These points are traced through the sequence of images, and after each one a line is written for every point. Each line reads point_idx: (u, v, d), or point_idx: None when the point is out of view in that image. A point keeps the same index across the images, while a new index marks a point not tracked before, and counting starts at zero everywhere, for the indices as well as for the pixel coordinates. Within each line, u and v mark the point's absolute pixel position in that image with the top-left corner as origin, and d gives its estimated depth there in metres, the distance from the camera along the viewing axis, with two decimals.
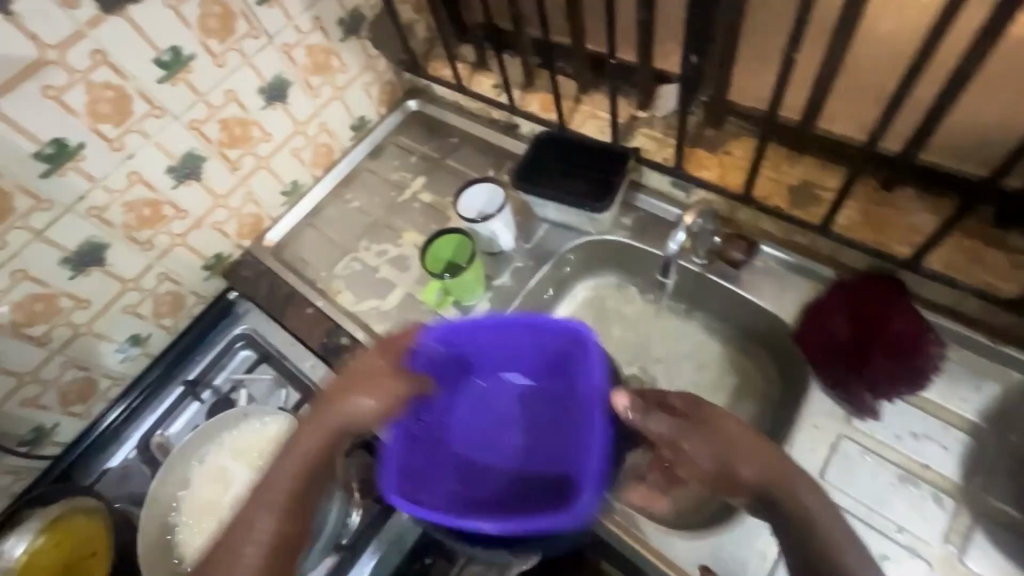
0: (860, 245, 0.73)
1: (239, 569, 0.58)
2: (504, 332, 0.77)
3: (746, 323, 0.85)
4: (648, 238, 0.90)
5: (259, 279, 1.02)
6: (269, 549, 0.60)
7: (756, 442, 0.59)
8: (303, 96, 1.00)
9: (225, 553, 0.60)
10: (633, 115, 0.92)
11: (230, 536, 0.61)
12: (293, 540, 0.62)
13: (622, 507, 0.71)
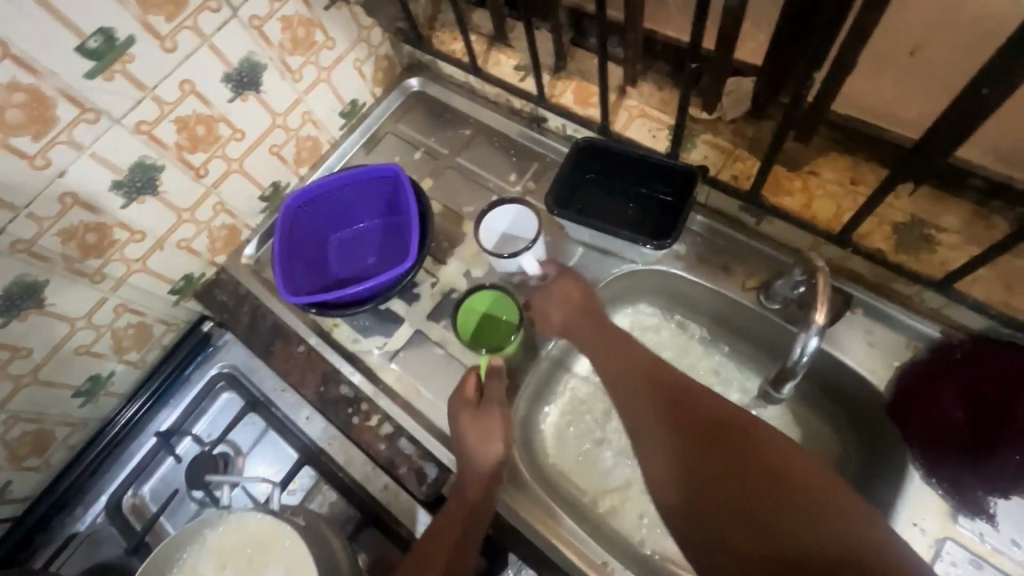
0: (983, 307, 0.60)
1: None
2: (342, 191, 0.83)
3: (831, 384, 0.69)
4: (708, 272, 0.74)
5: (239, 305, 0.86)
6: None
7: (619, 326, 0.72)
8: (281, 81, 0.80)
9: None
10: (694, 118, 0.75)
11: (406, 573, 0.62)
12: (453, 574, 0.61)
13: None
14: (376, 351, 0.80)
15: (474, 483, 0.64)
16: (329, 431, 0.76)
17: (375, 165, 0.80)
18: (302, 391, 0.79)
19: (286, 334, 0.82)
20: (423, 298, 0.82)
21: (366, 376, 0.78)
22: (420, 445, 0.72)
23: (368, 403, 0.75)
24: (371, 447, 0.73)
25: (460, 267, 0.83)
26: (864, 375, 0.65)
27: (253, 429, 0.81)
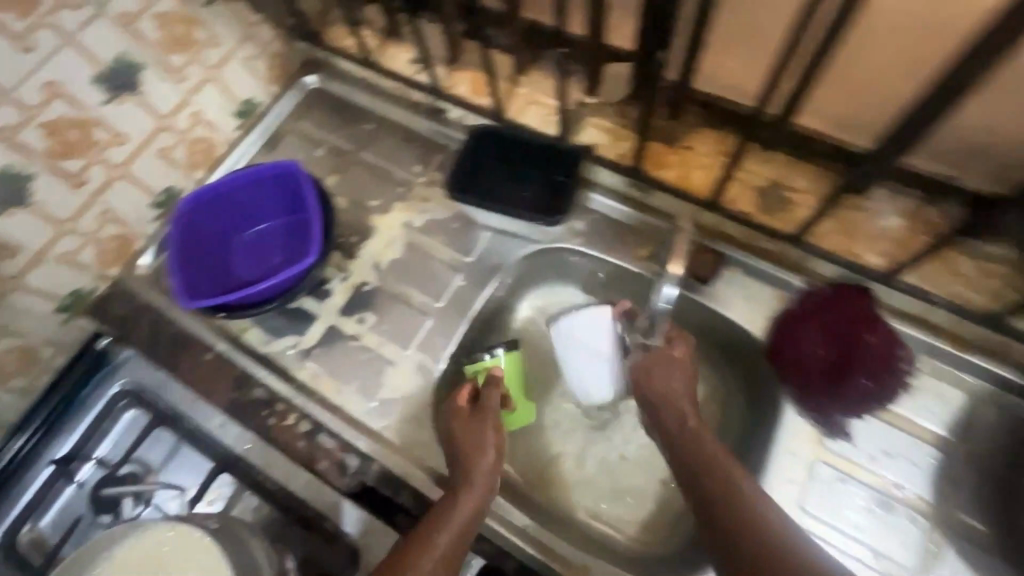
0: (831, 257, 0.68)
1: None
2: (240, 191, 0.81)
3: (719, 338, 0.76)
4: (605, 245, 0.79)
5: (138, 319, 0.82)
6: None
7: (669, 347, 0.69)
8: (162, 81, 0.77)
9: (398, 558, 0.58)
10: (581, 102, 0.79)
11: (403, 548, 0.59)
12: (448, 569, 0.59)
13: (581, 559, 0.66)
14: (289, 352, 0.79)
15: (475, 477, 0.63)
16: (245, 436, 0.74)
17: (271, 164, 0.80)
18: (213, 399, 0.76)
19: (192, 343, 0.79)
20: (335, 295, 0.82)
21: (281, 377, 0.77)
22: (340, 438, 0.72)
23: (284, 403, 0.74)
24: (290, 446, 0.72)
25: (370, 260, 0.84)
26: (742, 326, 0.72)
27: (163, 444, 0.78)
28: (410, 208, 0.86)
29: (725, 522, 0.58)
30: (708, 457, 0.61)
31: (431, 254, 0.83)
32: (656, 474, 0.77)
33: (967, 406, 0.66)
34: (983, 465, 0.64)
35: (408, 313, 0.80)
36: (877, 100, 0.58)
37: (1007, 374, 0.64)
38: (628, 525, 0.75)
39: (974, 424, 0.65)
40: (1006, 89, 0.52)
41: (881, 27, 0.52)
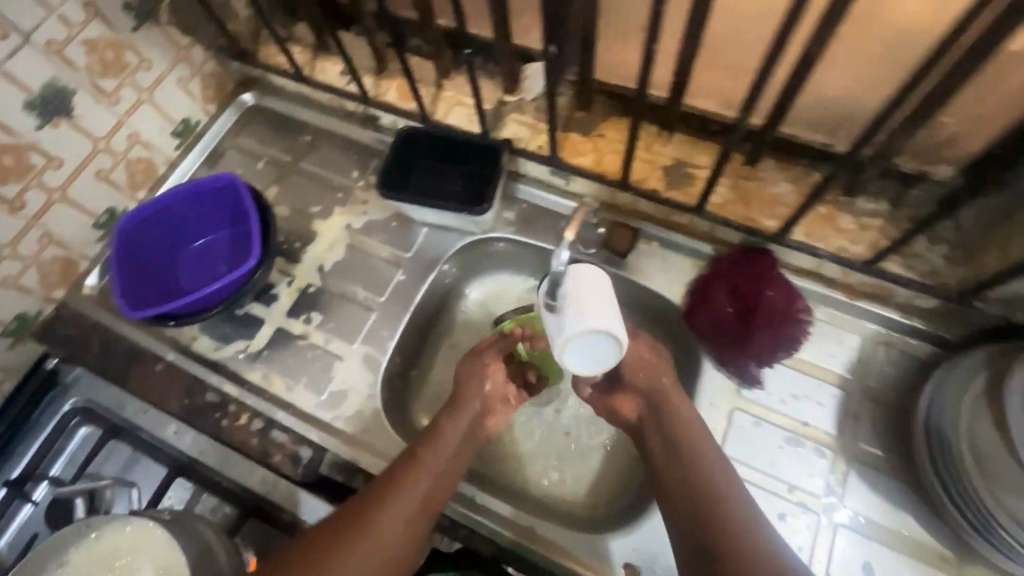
0: (732, 223, 0.75)
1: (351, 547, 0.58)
2: (180, 205, 0.84)
3: (646, 309, 0.82)
4: (534, 231, 0.85)
5: (86, 338, 0.84)
6: (418, 505, 0.62)
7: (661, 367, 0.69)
8: (95, 106, 0.80)
9: (388, 483, 0.63)
10: (501, 101, 0.85)
11: (390, 477, 0.64)
12: (433, 501, 0.63)
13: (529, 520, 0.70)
14: (240, 356, 0.82)
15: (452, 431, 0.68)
16: (199, 440, 0.77)
17: (209, 176, 0.83)
18: (165, 407, 0.79)
19: (141, 356, 0.81)
20: (282, 299, 0.85)
21: (232, 380, 0.80)
22: (292, 431, 0.75)
23: (236, 404, 0.77)
24: (244, 444, 0.75)
25: (314, 263, 0.87)
26: (663, 294, 0.79)
27: (118, 456, 0.79)
28: (350, 211, 0.90)
29: (699, 506, 0.59)
30: (691, 443, 0.63)
31: (372, 253, 0.87)
32: (599, 443, 0.81)
33: (861, 347, 0.74)
34: (878, 397, 0.71)
35: (353, 310, 0.84)
36: (745, 76, 0.67)
37: (889, 314, 0.73)
38: (575, 492, 0.79)
39: (868, 362, 0.73)
40: (841, 50, 0.59)
41: (737, 8, 0.61)
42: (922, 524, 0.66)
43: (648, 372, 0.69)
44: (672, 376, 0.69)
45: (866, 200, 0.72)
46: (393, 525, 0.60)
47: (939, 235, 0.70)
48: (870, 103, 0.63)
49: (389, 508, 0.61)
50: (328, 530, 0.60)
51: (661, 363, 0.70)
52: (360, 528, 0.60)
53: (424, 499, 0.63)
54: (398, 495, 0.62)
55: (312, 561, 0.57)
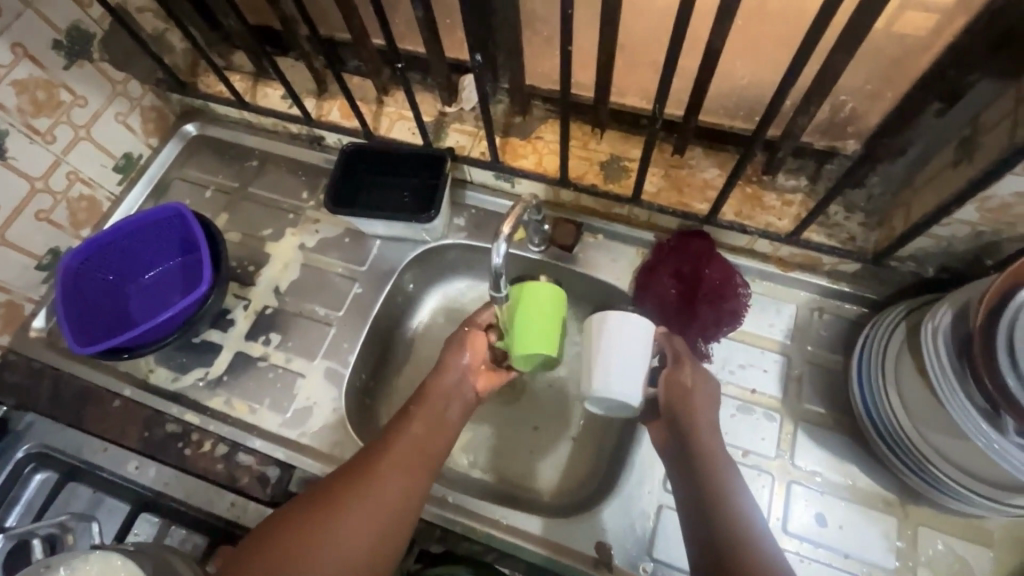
0: (668, 210, 0.79)
1: (353, 507, 0.58)
2: (128, 238, 0.84)
3: (598, 299, 0.86)
4: (485, 235, 0.87)
5: (37, 381, 0.82)
6: (415, 456, 0.63)
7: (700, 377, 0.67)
8: (30, 146, 0.79)
9: (381, 445, 0.63)
10: (441, 112, 0.88)
11: (380, 440, 0.64)
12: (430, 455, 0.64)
13: (500, 513, 0.72)
14: (200, 383, 0.82)
15: (437, 394, 0.69)
16: (163, 473, 0.76)
17: (155, 208, 0.83)
18: (125, 443, 0.78)
19: (97, 394, 0.80)
20: (239, 323, 0.85)
21: (193, 409, 0.80)
22: (258, 452, 0.76)
23: (198, 432, 0.77)
24: (209, 470, 0.75)
25: (269, 285, 0.88)
26: (611, 283, 0.82)
27: (79, 500, 0.77)
28: (302, 231, 0.91)
29: (704, 516, 0.57)
30: (709, 454, 0.61)
31: (327, 270, 0.88)
32: (567, 433, 0.83)
33: (796, 314, 0.79)
34: (816, 359, 0.77)
35: (312, 327, 0.84)
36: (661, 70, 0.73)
37: (819, 282, 0.79)
38: (546, 483, 0.80)
39: (804, 328, 0.78)
40: (737, 40, 0.66)
41: (645, 8, 0.66)
42: (865, 472, 0.71)
43: (680, 396, 0.65)
44: (709, 406, 0.65)
45: (786, 177, 0.78)
46: (394, 477, 0.61)
47: (854, 203, 0.76)
48: (776, 79, 0.68)
49: (388, 465, 0.61)
50: (330, 495, 0.59)
51: (711, 380, 0.67)
52: (362, 486, 0.60)
53: (408, 472, 0.62)
54: (378, 470, 0.61)
55: (294, 538, 0.56)
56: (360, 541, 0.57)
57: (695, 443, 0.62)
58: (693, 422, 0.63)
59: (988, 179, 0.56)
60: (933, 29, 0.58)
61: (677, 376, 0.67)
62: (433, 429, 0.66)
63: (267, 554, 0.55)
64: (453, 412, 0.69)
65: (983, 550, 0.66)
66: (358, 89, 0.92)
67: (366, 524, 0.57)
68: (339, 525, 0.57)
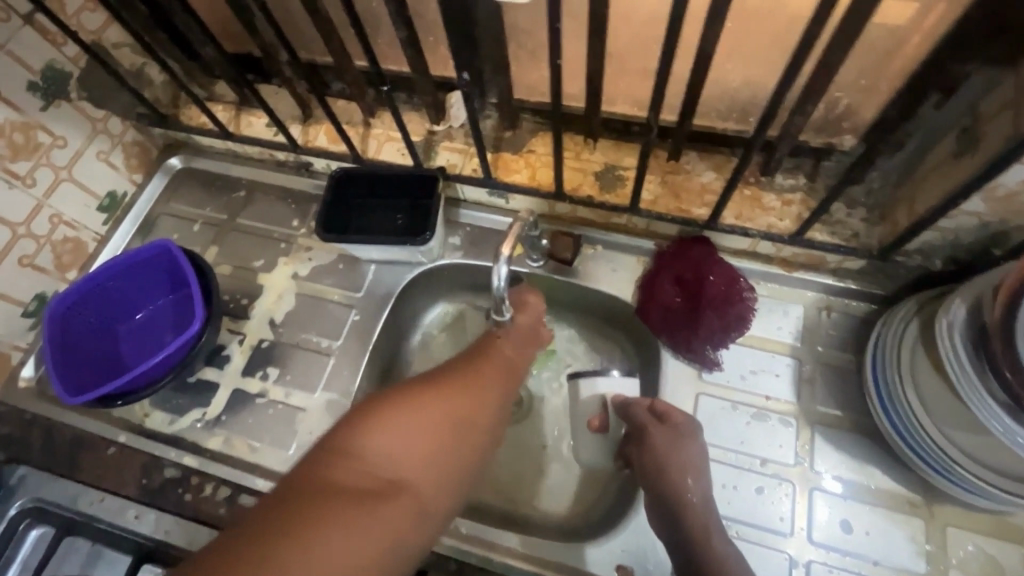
0: (667, 216, 0.78)
1: (475, 394, 0.57)
2: (115, 279, 0.81)
3: (601, 310, 0.85)
4: (481, 253, 0.86)
5: (27, 433, 0.80)
6: (511, 367, 0.63)
7: (679, 443, 0.65)
8: (9, 191, 0.77)
9: (482, 353, 0.63)
10: (429, 131, 0.87)
11: (479, 350, 0.64)
12: (519, 371, 0.65)
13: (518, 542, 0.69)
14: (198, 425, 0.79)
15: (522, 328, 0.68)
16: (164, 520, 0.73)
17: (142, 246, 0.80)
18: (123, 491, 0.75)
19: (91, 442, 0.78)
20: (235, 359, 0.83)
21: (193, 452, 0.77)
22: (261, 493, 0.73)
23: (198, 476, 0.75)
24: (211, 515, 0.73)
25: (264, 318, 0.85)
26: (614, 294, 0.81)
27: (77, 555, 0.76)
28: (294, 259, 0.89)
29: None
30: (699, 523, 0.60)
31: (322, 298, 0.86)
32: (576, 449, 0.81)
33: (804, 315, 0.78)
34: (828, 360, 0.75)
35: (311, 358, 0.82)
36: (653, 76, 0.72)
37: (824, 280, 0.77)
38: (560, 503, 0.78)
39: (814, 328, 0.77)
40: (729, 43, 0.65)
41: (633, 16, 0.65)
42: (886, 473, 0.69)
43: (654, 469, 0.64)
44: (691, 479, 0.63)
45: (784, 176, 0.77)
46: (502, 382, 0.60)
47: (854, 199, 0.75)
48: (770, 77, 0.67)
49: (497, 367, 0.62)
50: (451, 377, 0.57)
51: (694, 443, 0.65)
52: (480, 378, 0.59)
53: (504, 385, 0.61)
54: (483, 373, 0.60)
55: (422, 399, 0.52)
56: (474, 430, 0.54)
57: (680, 514, 0.61)
58: (679, 496, 0.62)
59: (993, 170, 0.54)
60: (925, 19, 0.57)
61: (650, 442, 0.65)
62: (520, 347, 0.67)
63: (394, 413, 0.50)
64: (531, 337, 0.69)
65: (1014, 548, 0.64)
66: (343, 113, 0.90)
67: (484, 411, 0.56)
68: (464, 402, 0.55)
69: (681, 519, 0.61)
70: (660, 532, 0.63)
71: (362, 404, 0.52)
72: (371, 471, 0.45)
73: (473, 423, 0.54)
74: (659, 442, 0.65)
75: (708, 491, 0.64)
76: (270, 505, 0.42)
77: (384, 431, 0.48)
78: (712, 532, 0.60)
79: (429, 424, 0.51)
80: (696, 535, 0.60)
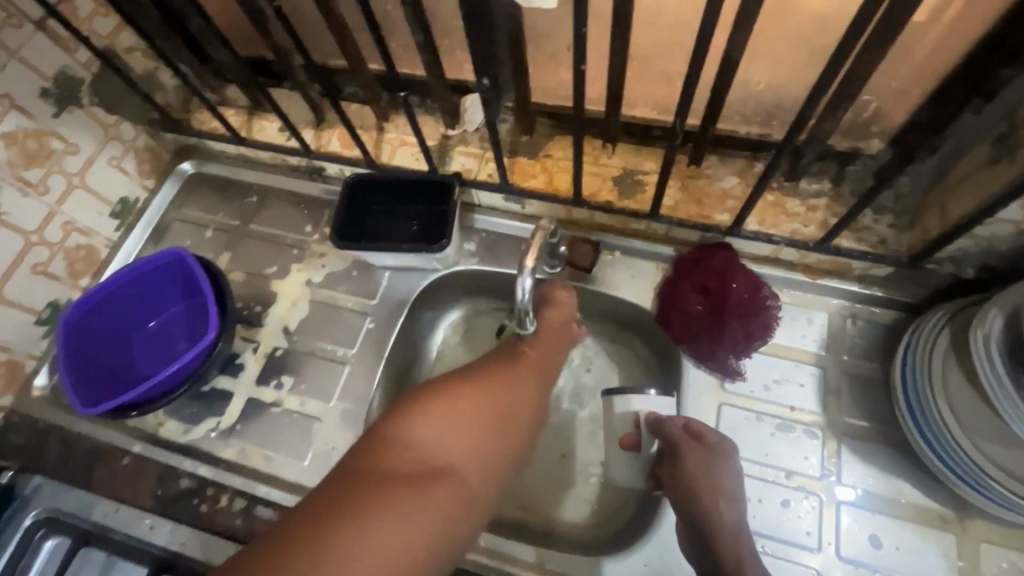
0: (687, 222, 0.76)
1: (514, 385, 0.58)
2: (129, 286, 0.81)
3: (619, 317, 0.83)
4: (497, 259, 0.84)
5: (42, 443, 0.79)
6: (548, 359, 0.64)
7: (711, 463, 0.64)
8: (21, 199, 0.76)
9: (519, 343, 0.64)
10: (444, 135, 0.85)
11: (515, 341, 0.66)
12: (556, 361, 0.66)
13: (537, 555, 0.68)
14: (212, 434, 0.79)
15: (553, 324, 0.67)
16: (179, 531, 0.72)
17: (157, 254, 0.80)
18: (138, 502, 0.74)
19: (106, 452, 0.77)
20: (249, 367, 0.82)
21: (207, 462, 0.77)
22: (277, 504, 0.72)
23: (214, 487, 0.74)
24: (227, 526, 0.72)
25: (278, 325, 0.85)
26: (632, 301, 0.79)
27: (92, 567, 0.74)
28: (308, 266, 0.88)
29: None
30: (734, 550, 0.59)
31: (336, 305, 0.85)
32: (593, 460, 0.80)
33: (828, 323, 0.76)
34: (854, 369, 0.73)
35: (326, 366, 0.81)
36: (675, 80, 0.70)
37: (849, 287, 0.75)
38: (579, 515, 0.77)
39: (839, 337, 0.75)
40: (756, 46, 0.63)
41: (657, 19, 0.64)
42: (915, 487, 0.67)
43: (686, 491, 0.63)
44: (725, 503, 0.62)
45: (808, 181, 0.75)
46: (538, 373, 0.62)
47: (881, 204, 0.73)
48: (797, 81, 0.66)
49: (535, 359, 0.63)
50: (491, 368, 0.59)
51: (727, 462, 0.64)
52: (518, 369, 0.60)
53: (541, 376, 0.62)
54: (522, 365, 0.61)
55: (464, 390, 0.55)
56: (512, 421, 0.56)
57: (714, 540, 0.60)
58: (713, 521, 0.61)
59: None
60: (962, 21, 0.55)
61: (682, 461, 0.64)
62: (556, 342, 0.66)
63: (438, 405, 0.53)
64: (564, 336, 0.68)
65: None
66: (356, 117, 0.89)
67: (524, 401, 0.58)
68: (503, 392, 0.57)
69: (715, 545, 0.60)
70: (696, 559, 0.62)
71: (409, 396, 0.55)
72: (418, 459, 0.49)
73: (512, 412, 0.57)
74: (690, 463, 0.64)
75: (742, 514, 0.63)
76: (328, 487, 0.46)
77: (428, 421, 0.52)
78: (746, 556, 0.59)
79: (470, 415, 0.53)
80: (732, 564, 0.58)
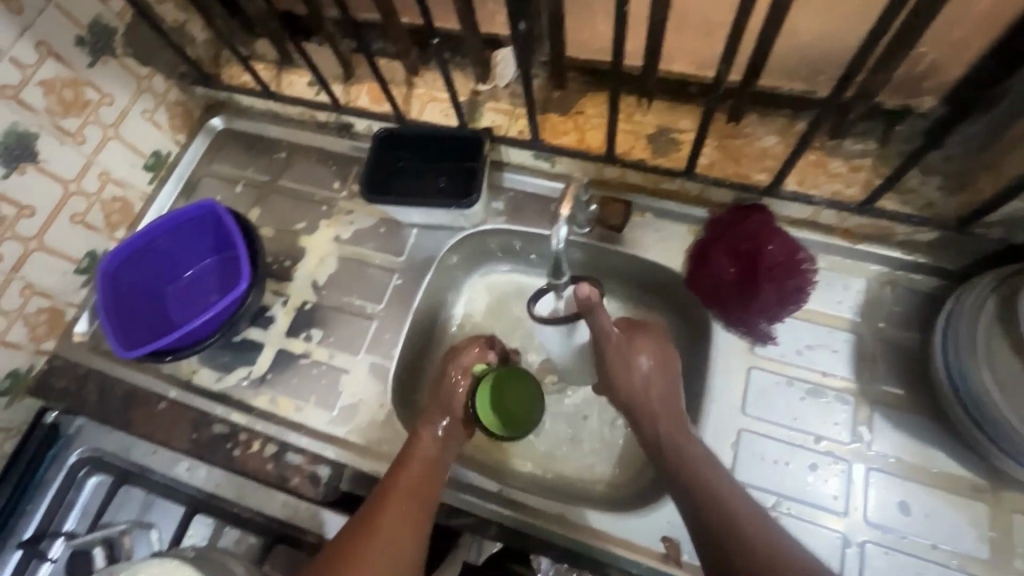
0: (724, 182, 0.74)
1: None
2: (162, 237, 0.82)
3: (647, 280, 0.82)
4: (525, 218, 0.83)
5: (83, 387, 0.82)
6: (408, 513, 0.63)
7: (632, 348, 0.69)
8: (60, 148, 0.78)
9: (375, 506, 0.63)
10: (474, 91, 0.84)
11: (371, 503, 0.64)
12: (422, 500, 0.64)
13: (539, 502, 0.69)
14: (244, 383, 0.81)
15: (417, 452, 0.67)
16: (215, 474, 0.75)
17: (189, 206, 0.81)
18: (175, 444, 0.77)
19: (142, 397, 0.80)
20: (278, 320, 0.83)
21: (240, 409, 0.79)
22: (306, 451, 0.74)
23: (246, 432, 0.76)
24: (259, 470, 0.74)
25: (308, 279, 0.86)
26: (663, 263, 0.78)
27: (132, 503, 0.77)
28: (336, 222, 0.88)
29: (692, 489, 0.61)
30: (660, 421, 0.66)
31: (364, 261, 0.85)
32: (616, 419, 0.80)
33: (866, 289, 0.74)
34: (891, 337, 0.71)
35: (354, 321, 0.82)
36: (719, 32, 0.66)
37: (889, 253, 0.73)
38: (600, 473, 0.78)
39: (877, 303, 0.73)
40: None
41: None
42: (948, 456, 0.66)
43: (616, 370, 0.69)
44: (654, 381, 0.68)
45: (853, 141, 0.72)
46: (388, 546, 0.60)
47: (931, 166, 0.69)
48: (849, 34, 0.62)
49: (384, 537, 0.60)
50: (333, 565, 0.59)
51: (654, 342, 0.70)
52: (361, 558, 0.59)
53: (400, 542, 0.61)
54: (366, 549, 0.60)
55: None
56: None
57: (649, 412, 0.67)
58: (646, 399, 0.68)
59: None
60: None
61: (607, 353, 0.70)
62: (418, 483, 0.65)
63: None
64: (438, 457, 0.68)
65: None
66: (386, 72, 0.87)
67: None
68: None
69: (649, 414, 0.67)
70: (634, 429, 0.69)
71: None
72: None
73: None
74: (617, 352, 0.69)
75: (670, 386, 0.69)
76: None
77: None
78: (674, 419, 0.67)
79: None
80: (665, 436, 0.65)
